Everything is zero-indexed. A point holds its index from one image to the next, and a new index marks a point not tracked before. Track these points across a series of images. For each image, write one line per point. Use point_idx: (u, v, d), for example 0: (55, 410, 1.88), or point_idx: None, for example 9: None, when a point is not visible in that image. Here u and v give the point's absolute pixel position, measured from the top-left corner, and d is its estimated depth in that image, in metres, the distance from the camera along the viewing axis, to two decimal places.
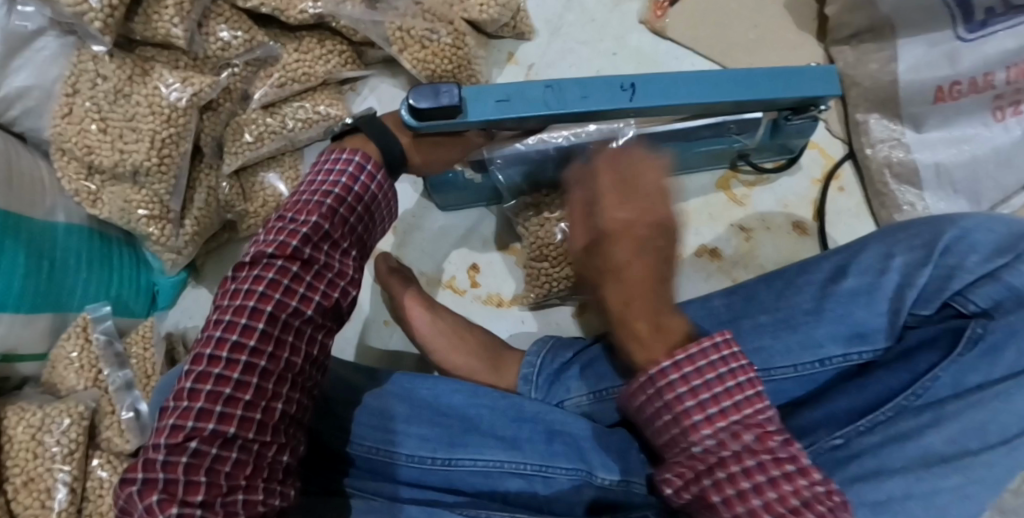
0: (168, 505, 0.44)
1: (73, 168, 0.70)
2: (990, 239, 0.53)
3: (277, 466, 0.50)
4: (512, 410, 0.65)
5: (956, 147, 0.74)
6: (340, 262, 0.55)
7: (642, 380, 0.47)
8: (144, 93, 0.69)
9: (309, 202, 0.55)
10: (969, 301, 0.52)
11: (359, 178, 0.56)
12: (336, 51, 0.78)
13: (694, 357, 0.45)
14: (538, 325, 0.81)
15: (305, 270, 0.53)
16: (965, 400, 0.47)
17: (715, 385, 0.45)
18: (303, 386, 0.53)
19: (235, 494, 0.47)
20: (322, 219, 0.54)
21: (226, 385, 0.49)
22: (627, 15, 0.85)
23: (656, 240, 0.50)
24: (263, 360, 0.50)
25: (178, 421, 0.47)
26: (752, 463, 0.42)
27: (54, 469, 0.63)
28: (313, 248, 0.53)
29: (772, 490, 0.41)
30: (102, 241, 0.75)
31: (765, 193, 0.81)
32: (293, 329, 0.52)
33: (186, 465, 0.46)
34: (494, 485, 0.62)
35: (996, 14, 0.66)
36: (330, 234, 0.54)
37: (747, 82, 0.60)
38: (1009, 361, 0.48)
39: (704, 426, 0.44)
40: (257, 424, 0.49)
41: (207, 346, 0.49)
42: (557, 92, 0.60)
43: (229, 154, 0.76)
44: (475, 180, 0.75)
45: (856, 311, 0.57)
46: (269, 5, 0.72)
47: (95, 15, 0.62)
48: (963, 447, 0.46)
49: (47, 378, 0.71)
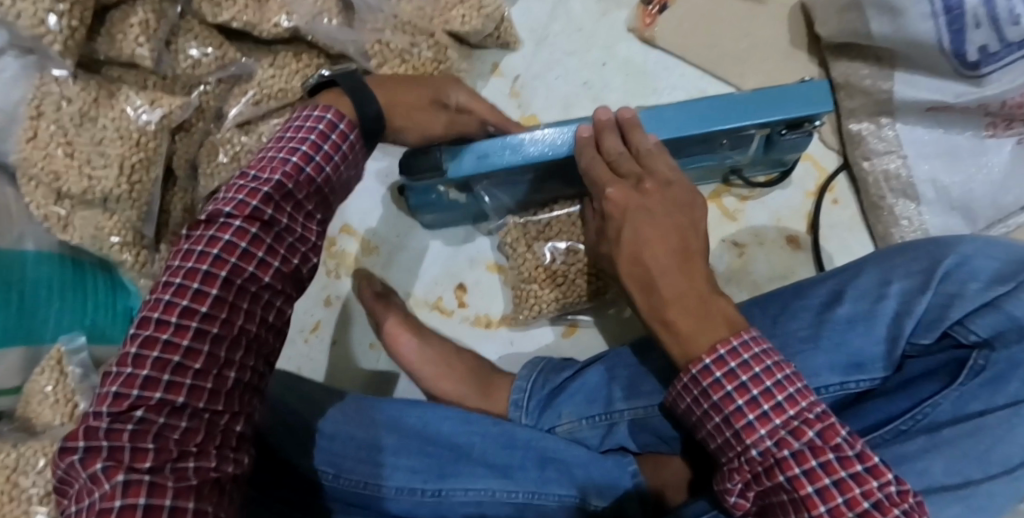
0: (114, 471, 0.41)
1: (41, 194, 0.65)
2: (990, 266, 0.52)
3: (231, 434, 0.47)
4: (503, 436, 0.63)
5: (952, 163, 0.73)
6: (303, 225, 0.52)
7: (687, 381, 0.48)
8: (111, 117, 0.65)
9: (274, 160, 0.52)
10: (969, 331, 0.50)
11: (330, 137, 0.54)
12: (313, 65, 0.74)
13: (737, 351, 0.46)
14: (527, 345, 0.79)
15: (264, 232, 0.49)
16: (963, 429, 0.48)
17: (763, 380, 0.45)
18: (257, 350, 0.50)
19: (185, 461, 0.43)
20: (285, 177, 0.51)
21: (175, 353, 0.45)
22: (616, 23, 0.83)
23: (664, 212, 0.55)
24: (216, 327, 0.46)
25: (122, 390, 0.43)
26: (817, 465, 0.42)
27: (30, 512, 0.62)
28: (276, 207, 0.50)
29: (840, 494, 0.41)
30: (75, 266, 0.73)
31: (758, 208, 0.80)
32: (249, 295, 0.48)
33: (132, 433, 0.42)
34: (485, 514, 0.60)
35: (991, 53, 0.64)
36: (294, 193, 0.51)
37: (728, 112, 0.60)
38: (1013, 390, 0.47)
39: (759, 426, 0.45)
40: (209, 392, 0.46)
41: (155, 309, 0.46)
42: (528, 143, 0.62)
43: (205, 176, 0.74)
44: (460, 201, 0.73)
45: (854, 339, 0.55)
46: (241, 20, 0.68)
47: (54, 37, 0.58)
48: (967, 476, 0.47)
49: (21, 414, 0.68)
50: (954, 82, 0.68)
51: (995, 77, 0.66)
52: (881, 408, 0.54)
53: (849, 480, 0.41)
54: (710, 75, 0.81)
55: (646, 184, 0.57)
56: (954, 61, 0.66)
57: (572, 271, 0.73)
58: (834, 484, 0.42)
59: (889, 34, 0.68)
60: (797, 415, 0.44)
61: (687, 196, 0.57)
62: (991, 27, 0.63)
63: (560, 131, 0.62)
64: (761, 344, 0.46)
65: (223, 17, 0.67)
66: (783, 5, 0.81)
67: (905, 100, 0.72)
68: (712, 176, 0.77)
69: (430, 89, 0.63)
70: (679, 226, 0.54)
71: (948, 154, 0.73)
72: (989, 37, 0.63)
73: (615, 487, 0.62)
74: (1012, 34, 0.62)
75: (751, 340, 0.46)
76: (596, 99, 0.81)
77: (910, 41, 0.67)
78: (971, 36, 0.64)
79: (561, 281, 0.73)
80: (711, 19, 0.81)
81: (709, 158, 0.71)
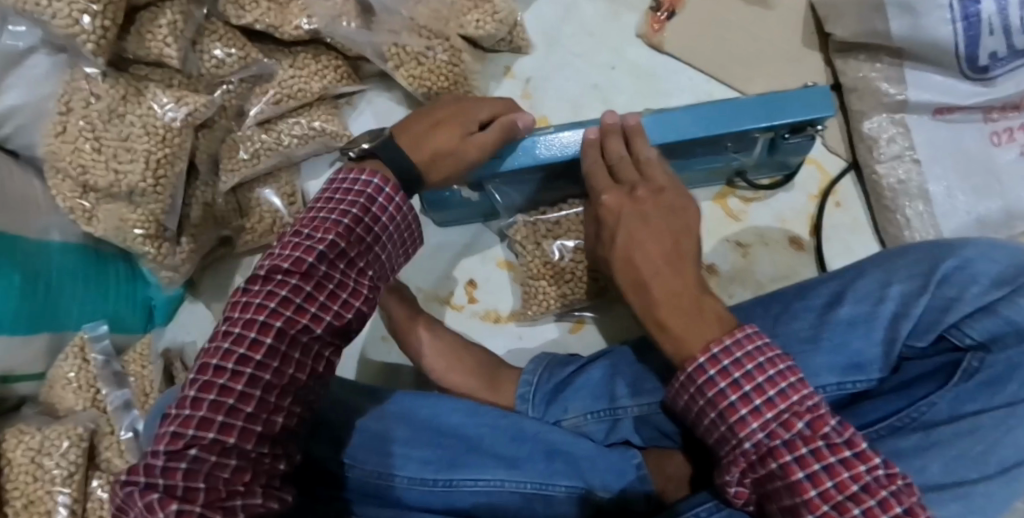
0: (168, 502, 0.41)
1: (67, 186, 0.69)
2: (992, 270, 0.54)
3: (275, 473, 0.48)
4: (512, 429, 0.65)
5: (963, 172, 0.74)
6: (355, 281, 0.52)
7: (683, 379, 0.50)
8: (138, 113, 0.67)
9: (327, 219, 0.52)
10: (964, 334, 0.53)
11: (378, 200, 0.54)
12: (331, 66, 0.77)
13: (730, 349, 0.48)
14: (535, 340, 0.81)
15: (319, 289, 0.50)
16: (957, 428, 0.49)
17: (755, 376, 0.46)
18: (303, 398, 0.51)
19: (234, 499, 0.43)
20: (339, 237, 0.51)
21: (230, 395, 0.46)
22: (625, 28, 0.85)
23: (659, 217, 0.60)
24: (268, 374, 0.47)
25: (178, 429, 0.44)
26: (806, 451, 0.44)
27: (53, 492, 0.64)
28: (328, 266, 0.50)
29: (829, 479, 0.43)
30: (98, 260, 0.74)
31: (762, 209, 0.81)
32: (299, 345, 0.49)
33: (185, 471, 0.43)
34: (495, 505, 0.61)
35: (999, 59, 0.70)
36: (347, 252, 0.52)
37: (734, 118, 0.63)
38: (1011, 392, 0.49)
39: (752, 419, 0.46)
40: (257, 435, 0.47)
41: (213, 357, 0.47)
42: (543, 144, 0.65)
43: (225, 171, 0.76)
44: (472, 199, 0.75)
45: (854, 340, 0.57)
46: (264, 22, 0.71)
47: (88, 36, 0.60)
48: (963, 476, 0.48)
49: (46, 398, 0.72)
50: (960, 83, 0.73)
51: (1002, 80, 0.72)
52: (879, 408, 0.55)
53: (838, 465, 0.43)
54: (717, 80, 0.83)
55: (639, 191, 0.62)
56: (966, 65, 0.71)
57: (579, 269, 0.75)
58: (822, 468, 0.43)
59: (907, 36, 0.71)
60: (788, 408, 0.45)
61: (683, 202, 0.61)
62: (1003, 34, 0.68)
63: (573, 133, 0.66)
64: (754, 340, 0.48)
65: (246, 19, 0.70)
66: (791, 12, 0.83)
67: (921, 103, 0.74)
68: (717, 177, 0.79)
69: (459, 122, 0.62)
70: (671, 228, 0.59)
71: (959, 159, 0.75)
72: (999, 43, 0.69)
73: (621, 478, 0.64)
74: (1018, 43, 0.68)
75: (743, 338, 0.48)
76: (604, 102, 0.84)
77: (926, 41, 0.71)
78: (985, 42, 0.69)
79: (568, 278, 0.75)
80: (716, 26, 0.83)
81: (716, 160, 0.73)
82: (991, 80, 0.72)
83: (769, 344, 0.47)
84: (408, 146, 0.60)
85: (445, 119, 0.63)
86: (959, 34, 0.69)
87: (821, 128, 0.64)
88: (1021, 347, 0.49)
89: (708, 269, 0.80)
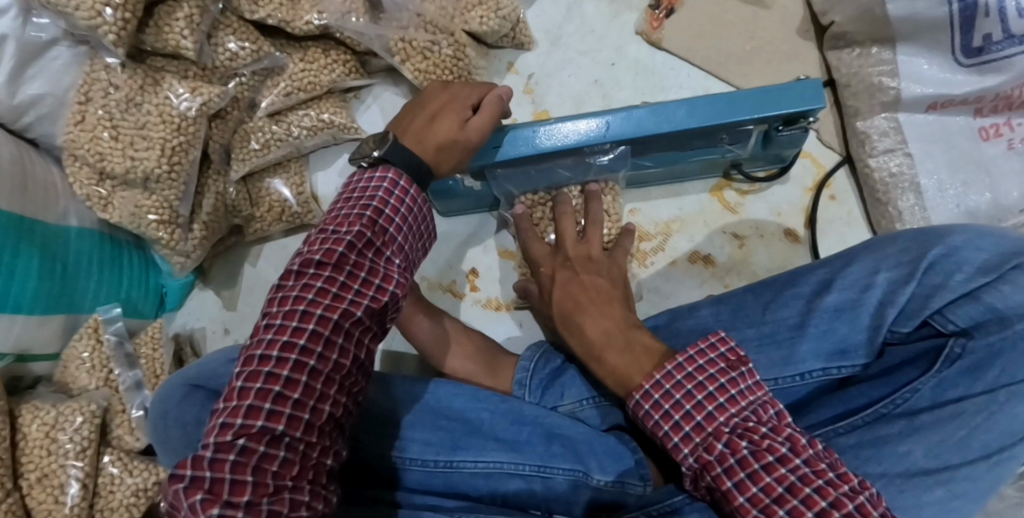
0: (211, 505, 0.42)
1: (84, 174, 0.72)
2: (975, 258, 0.55)
3: (322, 470, 0.48)
4: (512, 413, 0.66)
5: (955, 167, 0.75)
6: (385, 268, 0.54)
7: (634, 403, 0.54)
8: (155, 102, 0.70)
9: (350, 215, 0.54)
10: (948, 320, 0.54)
11: (393, 194, 0.56)
12: (340, 61, 0.80)
13: (671, 374, 0.52)
14: (534, 329, 0.82)
15: (351, 277, 0.51)
16: (942, 414, 0.50)
17: (694, 394, 0.51)
18: (350, 388, 0.51)
19: (282, 494, 0.44)
20: (364, 227, 0.53)
21: (276, 383, 0.47)
22: (626, 26, 0.87)
23: (610, 271, 0.72)
24: (313, 359, 0.49)
25: (228, 420, 0.46)
26: (745, 453, 0.47)
27: (66, 465, 0.67)
28: (358, 255, 0.52)
29: (754, 485, 0.46)
30: (114, 245, 0.76)
31: (758, 202, 0.83)
32: (343, 331, 0.50)
33: (234, 463, 0.43)
34: (494, 488, 0.62)
35: (992, 42, 0.69)
36: (373, 241, 0.54)
37: (732, 106, 0.65)
38: (990, 378, 0.51)
39: (694, 434, 0.50)
40: (305, 423, 0.47)
41: (257, 348, 0.49)
42: (546, 132, 0.68)
43: (236, 160, 0.79)
44: (475, 188, 0.78)
45: (839, 327, 0.58)
46: (276, 17, 0.73)
47: (109, 28, 0.63)
48: (945, 461, 0.50)
49: (59, 377, 0.74)
50: (954, 74, 0.73)
51: (1002, 67, 0.70)
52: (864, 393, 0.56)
53: (775, 462, 0.46)
54: (716, 77, 0.85)
55: (590, 232, 0.75)
56: (957, 48, 0.72)
57: None
58: (760, 467, 0.46)
59: (908, 17, 0.72)
60: (723, 423, 0.50)
61: (620, 263, 0.74)
62: (999, 17, 0.67)
63: (574, 123, 0.68)
64: (695, 360, 0.52)
65: (259, 14, 0.73)
66: (789, 11, 0.85)
67: (914, 96, 0.75)
68: (714, 169, 0.81)
69: (452, 110, 0.64)
70: (612, 278, 0.71)
71: (951, 154, 0.76)
72: (994, 26, 0.68)
73: (618, 462, 0.63)
74: (1016, 26, 0.67)
75: (672, 370, 0.52)
76: (605, 99, 0.86)
77: (923, 21, 0.71)
78: (980, 23, 0.69)
79: None
80: (715, 25, 0.85)
81: (710, 153, 0.75)
82: (984, 68, 0.71)
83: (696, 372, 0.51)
84: (409, 141, 0.61)
85: (439, 111, 0.64)
86: (955, 19, 0.70)
87: (814, 120, 0.65)
88: (1004, 333, 0.51)
89: (705, 260, 0.82)
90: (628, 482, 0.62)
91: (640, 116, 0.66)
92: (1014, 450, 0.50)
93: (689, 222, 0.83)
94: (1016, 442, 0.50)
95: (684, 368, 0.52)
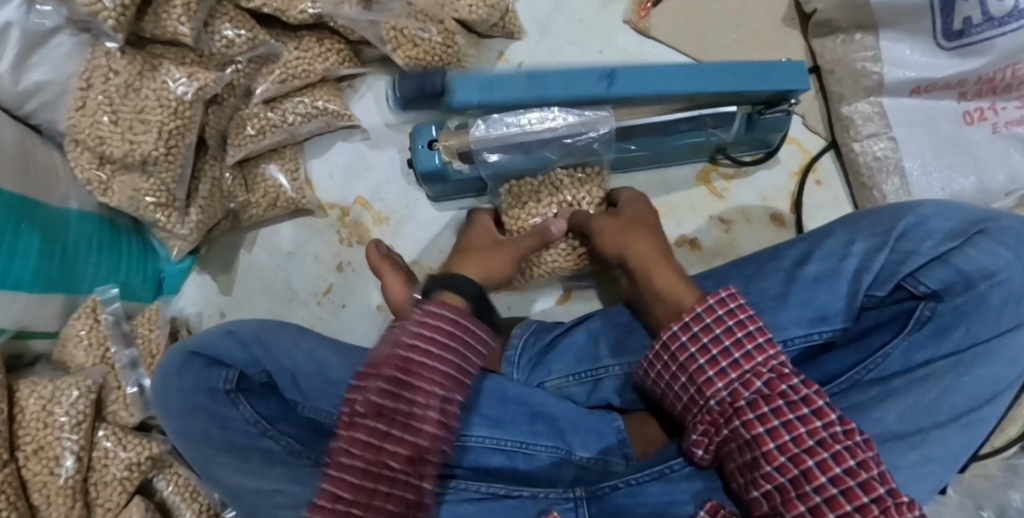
0: None
1: (85, 158, 0.73)
2: (945, 226, 0.58)
3: None
4: (498, 391, 0.66)
5: (936, 150, 0.76)
6: (429, 410, 0.51)
7: (668, 335, 0.57)
8: (153, 87, 0.71)
9: (391, 358, 0.52)
10: (920, 283, 0.56)
11: (444, 325, 0.54)
12: (334, 49, 0.82)
13: (713, 309, 0.55)
14: (524, 308, 0.84)
15: (402, 430, 0.50)
16: (913, 378, 0.54)
17: (735, 332, 0.54)
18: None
19: None
20: (399, 370, 0.51)
21: None
22: (614, 16, 0.89)
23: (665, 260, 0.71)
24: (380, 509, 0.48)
25: None
26: (783, 403, 0.51)
27: (62, 438, 0.68)
28: (399, 401, 0.50)
29: (787, 433, 0.50)
30: (113, 228, 0.79)
31: (744, 187, 0.84)
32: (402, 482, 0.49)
33: None
34: (475, 461, 0.64)
35: (972, 24, 0.70)
36: (411, 381, 0.51)
37: (717, 76, 0.68)
38: (955, 340, 0.54)
39: (731, 371, 0.54)
40: None
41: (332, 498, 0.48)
42: (541, 82, 0.71)
43: (233, 146, 0.81)
44: (463, 173, 0.78)
45: (819, 295, 0.59)
46: (271, 6, 0.75)
47: (109, 14, 0.64)
48: (916, 425, 0.52)
49: (58, 355, 0.76)
50: (936, 57, 0.74)
51: (981, 50, 0.71)
52: (838, 361, 0.59)
53: (810, 414, 0.50)
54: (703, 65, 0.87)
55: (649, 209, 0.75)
56: (938, 30, 0.72)
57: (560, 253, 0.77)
58: (795, 417, 0.50)
59: (887, 4, 0.73)
60: (752, 367, 0.53)
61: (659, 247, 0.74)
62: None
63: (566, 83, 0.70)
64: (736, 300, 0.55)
65: (255, 3, 0.75)
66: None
67: (898, 81, 0.76)
68: (701, 153, 0.81)
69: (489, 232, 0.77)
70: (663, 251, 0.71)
71: (935, 137, 0.77)
72: (973, 9, 0.69)
73: (600, 439, 0.65)
74: (994, 9, 0.68)
75: (714, 304, 0.55)
76: None
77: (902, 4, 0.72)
78: (959, 6, 0.70)
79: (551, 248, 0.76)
80: (700, 15, 0.87)
81: (695, 136, 0.76)
82: (964, 51, 0.72)
83: (740, 310, 0.55)
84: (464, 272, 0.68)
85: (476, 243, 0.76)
86: (936, 3, 0.71)
87: (797, 101, 0.69)
88: (971, 295, 0.54)
89: (691, 244, 0.83)
90: (611, 460, 0.64)
91: (613, 77, 0.69)
92: (980, 412, 0.52)
93: (676, 207, 0.84)
94: (982, 405, 0.53)
95: (727, 305, 0.55)
